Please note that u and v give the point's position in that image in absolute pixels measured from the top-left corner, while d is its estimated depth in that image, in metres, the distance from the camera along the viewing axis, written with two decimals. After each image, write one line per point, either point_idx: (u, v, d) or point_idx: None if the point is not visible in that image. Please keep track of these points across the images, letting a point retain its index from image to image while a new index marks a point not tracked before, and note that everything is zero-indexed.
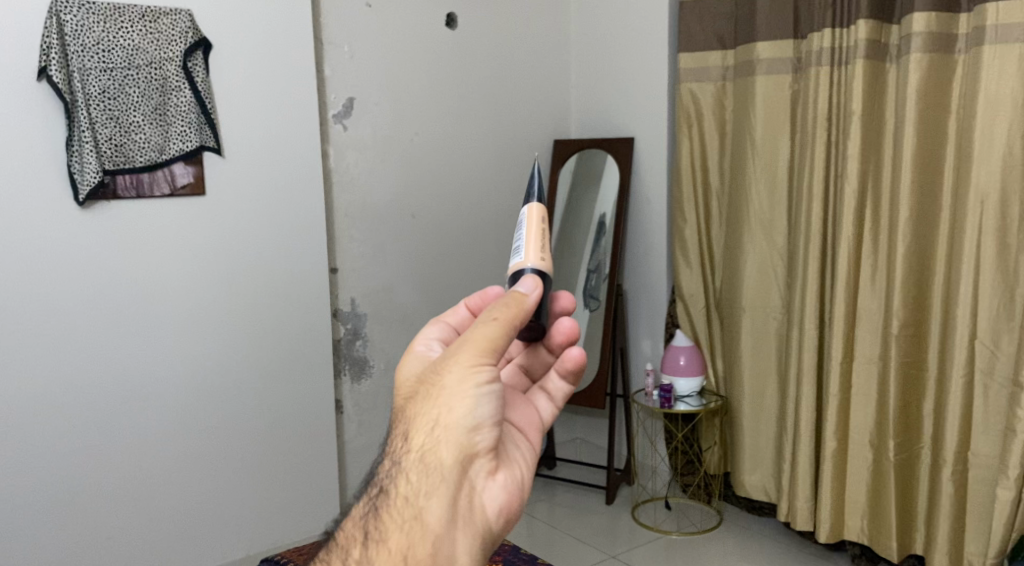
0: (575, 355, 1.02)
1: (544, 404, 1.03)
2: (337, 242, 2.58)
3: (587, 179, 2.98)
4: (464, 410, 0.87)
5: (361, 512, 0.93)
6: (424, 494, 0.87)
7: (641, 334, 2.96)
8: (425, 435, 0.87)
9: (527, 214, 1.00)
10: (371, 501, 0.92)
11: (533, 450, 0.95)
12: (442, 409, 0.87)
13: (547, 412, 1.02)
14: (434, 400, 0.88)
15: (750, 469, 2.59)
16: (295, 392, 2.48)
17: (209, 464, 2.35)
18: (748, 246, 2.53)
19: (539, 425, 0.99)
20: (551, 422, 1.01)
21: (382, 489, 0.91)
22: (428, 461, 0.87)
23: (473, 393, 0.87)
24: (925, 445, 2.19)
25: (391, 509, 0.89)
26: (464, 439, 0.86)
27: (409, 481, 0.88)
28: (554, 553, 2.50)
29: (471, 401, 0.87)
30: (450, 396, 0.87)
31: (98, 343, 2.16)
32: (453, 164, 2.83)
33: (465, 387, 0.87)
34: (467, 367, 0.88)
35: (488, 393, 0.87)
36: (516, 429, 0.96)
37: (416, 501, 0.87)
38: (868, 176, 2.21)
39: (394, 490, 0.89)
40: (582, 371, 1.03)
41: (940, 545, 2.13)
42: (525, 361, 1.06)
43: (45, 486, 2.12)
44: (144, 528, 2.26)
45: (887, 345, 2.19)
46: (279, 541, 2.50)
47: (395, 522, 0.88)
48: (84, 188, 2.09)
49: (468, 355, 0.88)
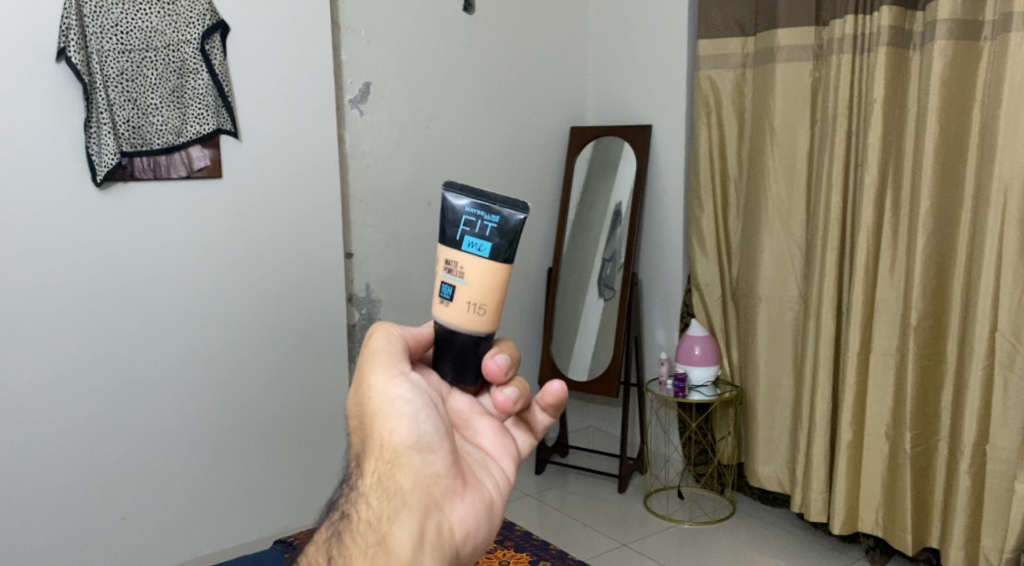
0: (556, 390, 1.05)
1: (519, 433, 1.07)
2: (353, 228, 2.59)
3: (604, 165, 2.95)
4: (409, 431, 0.94)
5: (325, 538, 0.98)
6: (387, 519, 0.91)
7: (655, 323, 2.95)
8: (378, 460, 0.94)
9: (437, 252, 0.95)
10: (334, 526, 0.97)
11: (503, 474, 1.01)
12: (388, 432, 0.94)
13: (523, 442, 1.07)
14: (377, 425, 0.95)
15: (764, 460, 2.57)
16: (310, 376, 2.49)
17: (223, 446, 2.36)
18: (765, 236, 2.51)
19: (513, 456, 1.04)
20: (526, 450, 1.07)
21: (343, 514, 0.96)
22: (386, 485, 0.92)
23: (411, 413, 0.95)
24: (942, 437, 2.17)
25: (354, 536, 0.93)
26: (418, 460, 0.93)
27: (370, 505, 0.92)
28: (565, 541, 2.50)
29: (412, 421, 0.94)
30: (391, 418, 0.95)
31: (113, 326, 2.17)
32: (469, 151, 2.83)
33: (400, 408, 0.95)
34: (395, 388, 0.96)
35: (426, 411, 0.95)
36: (483, 453, 1.02)
37: (380, 526, 0.91)
38: (888, 166, 2.18)
39: (356, 515, 0.93)
40: (563, 404, 1.06)
41: (956, 537, 2.12)
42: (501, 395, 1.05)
43: (64, 466, 2.14)
44: (158, 508, 2.28)
45: (905, 337, 2.17)
46: (292, 523, 2.52)
47: (359, 547, 0.92)
48: (102, 169, 2.09)
49: (384, 373, 0.97)
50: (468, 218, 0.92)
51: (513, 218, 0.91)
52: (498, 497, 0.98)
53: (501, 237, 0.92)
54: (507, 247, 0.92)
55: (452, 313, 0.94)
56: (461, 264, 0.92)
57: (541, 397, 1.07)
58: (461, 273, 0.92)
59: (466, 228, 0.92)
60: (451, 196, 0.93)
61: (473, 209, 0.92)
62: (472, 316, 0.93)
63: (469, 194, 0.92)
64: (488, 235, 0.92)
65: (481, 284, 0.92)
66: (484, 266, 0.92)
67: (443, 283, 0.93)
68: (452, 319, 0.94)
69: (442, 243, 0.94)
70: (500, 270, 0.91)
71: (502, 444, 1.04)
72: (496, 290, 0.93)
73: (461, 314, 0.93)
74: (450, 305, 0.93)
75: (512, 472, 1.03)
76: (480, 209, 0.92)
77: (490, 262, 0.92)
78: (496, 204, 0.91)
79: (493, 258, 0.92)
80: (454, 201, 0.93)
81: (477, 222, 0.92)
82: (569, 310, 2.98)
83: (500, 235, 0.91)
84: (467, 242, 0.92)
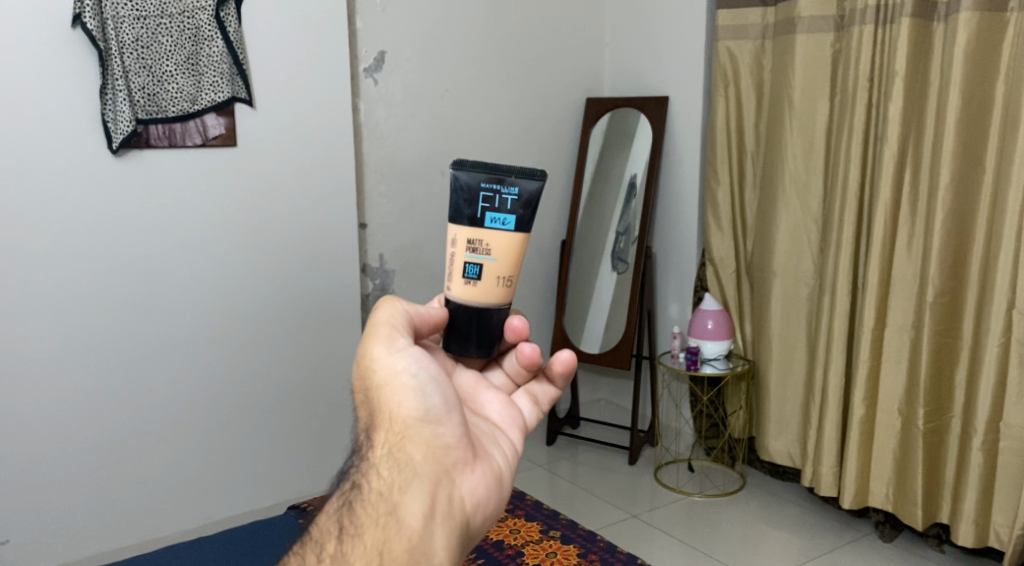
0: (566, 359, 1.06)
1: (527, 405, 1.09)
2: (367, 198, 2.58)
3: (619, 138, 2.93)
4: (417, 404, 0.97)
5: (334, 507, 0.98)
6: (399, 489, 0.93)
7: (668, 297, 2.95)
8: (388, 431, 0.96)
9: (455, 234, 0.96)
10: (344, 496, 0.97)
11: (511, 446, 1.04)
12: (396, 405, 0.97)
13: (531, 415, 1.09)
14: (385, 398, 0.98)
15: (775, 435, 2.58)
16: (324, 343, 2.50)
17: (237, 413, 2.39)
18: (782, 211, 2.49)
19: (520, 427, 1.07)
20: (534, 422, 1.09)
21: (354, 485, 0.97)
22: (397, 457, 0.95)
23: (418, 385, 0.97)
24: (956, 414, 2.16)
25: (365, 506, 0.95)
26: (427, 432, 0.96)
27: (381, 475, 0.95)
28: (575, 511, 2.51)
29: (419, 394, 0.97)
30: (398, 391, 0.97)
31: (128, 292, 2.19)
32: (484, 122, 2.82)
33: (406, 381, 0.97)
34: (400, 361, 0.98)
35: (432, 384, 0.97)
36: (490, 425, 1.05)
37: (391, 496, 0.93)
38: (908, 140, 2.15)
39: (367, 485, 0.95)
40: (573, 374, 1.08)
41: (966, 514, 2.12)
42: (510, 367, 1.07)
43: (80, 430, 2.17)
44: (173, 473, 2.31)
45: (921, 313, 2.15)
46: (305, 490, 2.55)
47: (370, 517, 0.93)
48: (118, 136, 2.09)
49: (387, 346, 0.99)
50: (484, 193, 0.95)
51: (531, 186, 0.95)
52: (506, 468, 1.01)
53: (522, 207, 0.96)
54: (527, 215, 0.96)
55: (483, 290, 0.97)
56: (485, 241, 0.96)
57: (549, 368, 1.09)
58: (486, 250, 0.96)
59: (486, 205, 0.95)
60: (464, 174, 0.95)
61: (490, 185, 0.95)
62: (503, 289, 0.98)
63: (484, 170, 0.95)
64: (509, 208, 0.96)
65: (509, 256, 0.96)
66: (510, 238, 0.96)
67: (468, 263, 0.96)
68: (481, 296, 0.97)
69: (461, 222, 0.96)
70: (525, 239, 0.96)
71: (510, 415, 1.07)
72: (519, 259, 0.97)
73: (492, 289, 0.97)
74: (478, 283, 0.97)
75: (519, 444, 1.05)
76: (496, 183, 0.95)
77: (514, 233, 0.96)
78: (512, 176, 0.95)
79: (517, 229, 0.96)
80: (468, 179, 0.95)
81: (495, 196, 0.95)
82: (582, 283, 2.97)
83: (521, 206, 0.96)
84: (489, 218, 0.96)
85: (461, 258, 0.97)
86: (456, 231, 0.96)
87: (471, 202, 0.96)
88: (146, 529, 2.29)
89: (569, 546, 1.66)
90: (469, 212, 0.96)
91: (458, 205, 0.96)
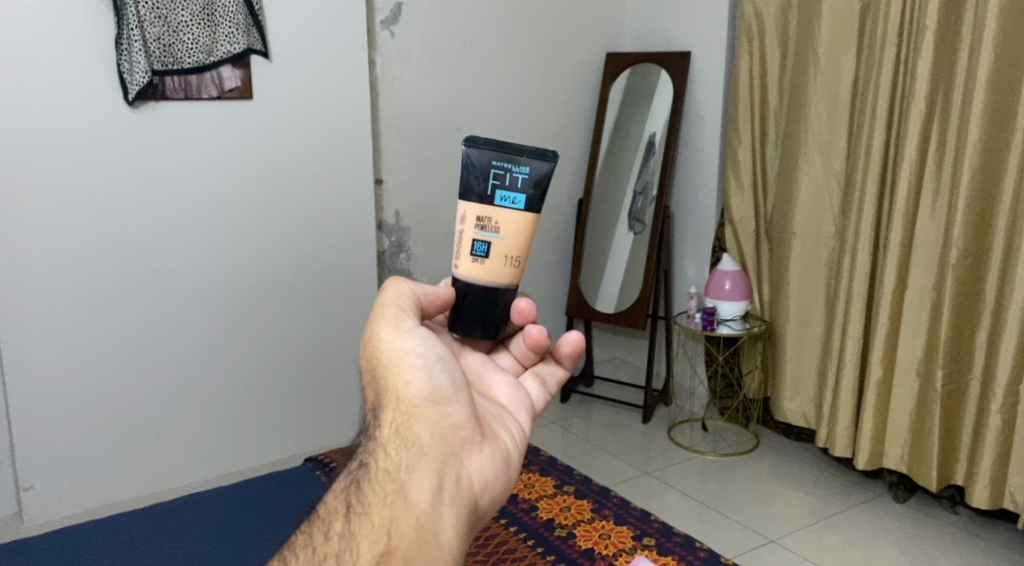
0: (574, 340, 1.06)
1: (536, 387, 1.08)
2: (383, 153, 2.56)
3: (639, 94, 2.88)
4: (424, 385, 0.96)
5: (342, 486, 0.96)
6: (406, 469, 0.92)
7: (686, 257, 2.93)
8: (394, 412, 0.96)
9: (464, 211, 0.96)
10: (351, 475, 0.96)
11: (519, 427, 1.03)
12: (402, 385, 0.97)
13: (539, 397, 1.08)
14: (392, 379, 0.97)
15: (790, 395, 2.57)
16: (339, 298, 2.51)
17: (252, 366, 2.40)
18: (803, 170, 2.45)
19: (528, 409, 1.07)
20: (542, 404, 1.08)
21: (361, 464, 0.95)
22: (404, 436, 0.94)
23: (425, 365, 0.97)
24: (975, 377, 2.14)
25: (371, 485, 0.93)
26: (434, 413, 0.95)
27: (388, 455, 0.94)
28: (588, 467, 2.53)
29: (426, 375, 0.97)
30: (405, 372, 0.97)
31: (145, 245, 2.19)
32: (501, 77, 2.78)
33: (413, 362, 0.97)
34: (406, 342, 0.98)
35: (439, 365, 0.97)
36: (498, 406, 1.04)
37: (398, 476, 0.92)
38: (936, 98, 2.10)
39: (374, 465, 0.94)
40: (581, 356, 1.08)
41: (982, 477, 2.11)
42: (517, 350, 1.07)
43: (98, 381, 2.19)
44: (190, 425, 2.33)
45: (942, 275, 2.12)
46: (322, 443, 2.57)
47: (376, 496, 0.92)
48: (134, 87, 2.08)
49: (393, 327, 0.98)
50: (495, 172, 0.95)
51: (543, 167, 0.96)
52: (514, 448, 1.01)
53: (532, 186, 0.96)
54: (537, 195, 0.97)
55: (491, 269, 0.97)
56: (494, 220, 0.96)
57: (557, 349, 1.08)
58: (495, 229, 0.96)
59: (496, 182, 0.96)
60: (476, 150, 0.95)
61: (502, 163, 0.95)
62: (510, 270, 0.98)
63: (496, 147, 0.95)
64: (519, 187, 0.96)
65: (518, 236, 0.97)
66: (519, 217, 0.96)
67: (476, 241, 0.96)
68: (489, 275, 0.97)
69: (471, 199, 0.96)
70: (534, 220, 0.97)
71: (517, 397, 1.06)
72: (528, 239, 0.98)
73: (500, 269, 0.97)
74: (486, 262, 0.97)
75: (528, 426, 1.05)
76: (507, 162, 0.96)
77: (523, 213, 0.97)
78: (523, 155, 0.96)
79: (526, 209, 0.97)
80: (480, 156, 0.95)
81: (506, 174, 0.96)
82: (599, 242, 2.95)
83: (531, 185, 0.96)
84: (499, 196, 0.96)
85: (469, 236, 0.97)
86: (465, 208, 0.96)
87: (482, 180, 0.96)
88: (165, 479, 2.32)
89: (583, 500, 1.67)
90: (478, 189, 0.96)
91: (469, 181, 0.96)
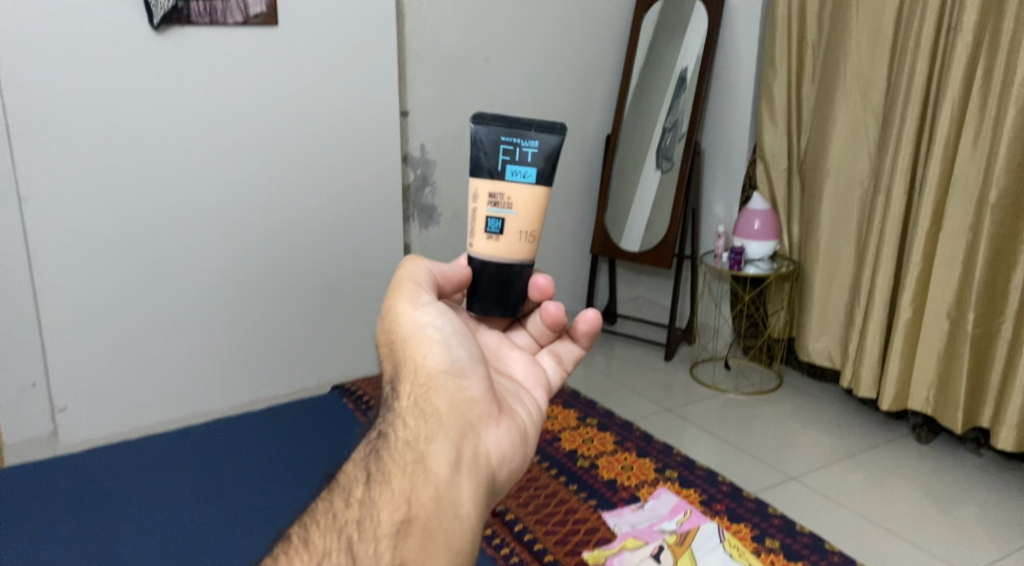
0: (591, 318, 1.12)
1: (551, 364, 1.15)
2: (410, 84, 2.53)
3: (673, 26, 2.81)
4: (441, 358, 1.03)
5: (360, 456, 1.02)
6: (425, 438, 0.99)
7: (715, 195, 2.89)
8: (413, 383, 1.02)
9: (477, 190, 1.03)
10: (370, 445, 1.02)
11: (535, 403, 1.10)
12: (421, 358, 1.03)
13: (555, 374, 1.15)
14: (411, 352, 1.03)
15: (816, 335, 2.55)
16: (365, 231, 2.50)
17: (279, 296, 2.42)
18: (840, 106, 2.39)
19: (543, 386, 1.13)
20: (557, 381, 1.15)
21: (381, 434, 1.01)
22: (422, 407, 1.00)
23: (443, 338, 1.04)
24: (1008, 319, 2.10)
25: (391, 453, 0.99)
26: (451, 386, 1.02)
27: (407, 425, 1.00)
28: (610, 403, 2.54)
29: (444, 348, 1.03)
30: (424, 345, 1.03)
31: (171, 173, 2.18)
32: (531, 7, 2.71)
33: (432, 337, 1.04)
34: (424, 317, 1.04)
35: (456, 340, 1.04)
36: (514, 383, 1.11)
37: (418, 445, 0.98)
38: (984, 30, 2.02)
39: (393, 435, 1.00)
40: (594, 336, 1.15)
41: (1009, 419, 2.08)
42: (533, 330, 1.13)
43: (127, 307, 2.21)
44: (218, 352, 2.36)
45: (980, 214, 2.07)
46: (347, 373, 2.60)
47: (396, 464, 0.98)
48: (159, 11, 2.05)
49: (411, 303, 1.05)
50: (505, 148, 1.02)
51: (551, 141, 1.02)
52: (530, 423, 1.07)
53: (542, 160, 1.03)
54: (547, 170, 1.03)
55: (505, 244, 1.04)
56: (506, 196, 1.03)
57: (571, 329, 1.15)
58: (508, 204, 1.03)
59: (507, 157, 1.02)
60: (484, 128, 1.02)
61: (511, 138, 1.02)
62: (524, 245, 1.04)
63: (503, 124, 1.02)
64: (530, 161, 1.02)
65: (530, 211, 1.03)
66: (530, 192, 1.03)
67: (490, 217, 1.03)
68: (504, 251, 1.04)
69: (483, 177, 1.03)
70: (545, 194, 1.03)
71: (533, 373, 1.13)
72: (540, 214, 1.05)
73: (515, 244, 1.04)
74: (501, 237, 1.04)
75: (543, 402, 1.12)
76: (516, 137, 1.02)
77: (534, 187, 1.03)
78: (531, 130, 1.02)
79: (536, 183, 1.03)
80: (488, 132, 1.02)
81: (516, 149, 1.02)
82: (626, 180, 2.92)
83: (541, 159, 1.03)
84: (510, 171, 1.03)
85: (484, 214, 1.03)
86: (477, 185, 1.03)
87: (492, 157, 1.02)
88: (194, 405, 2.36)
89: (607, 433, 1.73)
90: (490, 166, 1.03)
91: (479, 158, 1.03)
